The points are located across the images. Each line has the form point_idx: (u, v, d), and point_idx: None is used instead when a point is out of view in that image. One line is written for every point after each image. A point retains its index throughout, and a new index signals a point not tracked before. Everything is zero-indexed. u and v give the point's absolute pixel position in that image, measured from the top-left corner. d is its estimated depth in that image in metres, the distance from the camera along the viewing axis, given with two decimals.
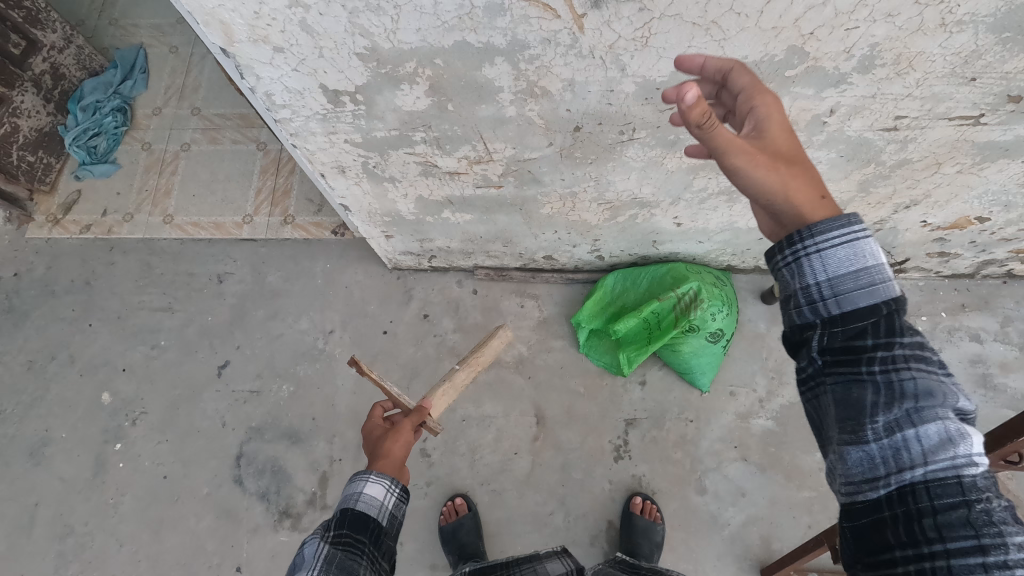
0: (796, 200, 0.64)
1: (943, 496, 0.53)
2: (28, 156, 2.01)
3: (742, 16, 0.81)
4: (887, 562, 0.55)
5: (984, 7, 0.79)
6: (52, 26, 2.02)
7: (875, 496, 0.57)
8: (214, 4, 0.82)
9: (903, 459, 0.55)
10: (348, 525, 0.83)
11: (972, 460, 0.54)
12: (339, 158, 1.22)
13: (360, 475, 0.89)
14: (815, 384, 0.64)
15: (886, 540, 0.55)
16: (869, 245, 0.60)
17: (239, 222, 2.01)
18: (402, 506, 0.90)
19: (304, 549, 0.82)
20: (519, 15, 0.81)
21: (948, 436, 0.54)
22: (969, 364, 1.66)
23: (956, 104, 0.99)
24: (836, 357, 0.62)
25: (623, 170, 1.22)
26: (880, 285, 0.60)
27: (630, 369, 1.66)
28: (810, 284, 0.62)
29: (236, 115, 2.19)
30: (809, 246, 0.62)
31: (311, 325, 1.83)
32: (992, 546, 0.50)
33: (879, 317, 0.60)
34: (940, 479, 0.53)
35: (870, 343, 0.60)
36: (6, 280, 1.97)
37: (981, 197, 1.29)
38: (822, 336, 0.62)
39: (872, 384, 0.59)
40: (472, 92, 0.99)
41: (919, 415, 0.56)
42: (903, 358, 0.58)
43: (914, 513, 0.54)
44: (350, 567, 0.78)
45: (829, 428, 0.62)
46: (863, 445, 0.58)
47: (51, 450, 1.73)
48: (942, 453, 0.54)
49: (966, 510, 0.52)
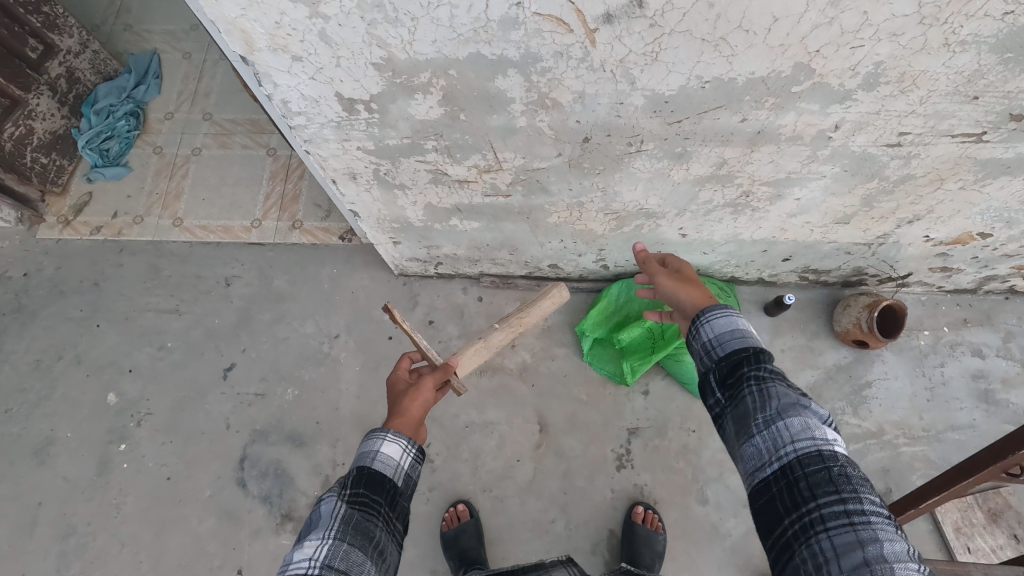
0: (690, 300, 1.03)
1: (811, 467, 0.72)
2: (41, 158, 2.04)
3: (750, 34, 0.83)
4: (783, 529, 0.72)
5: (986, 29, 0.81)
6: (68, 31, 2.05)
7: (765, 478, 0.76)
8: (236, 14, 0.84)
9: (781, 444, 0.76)
10: (364, 484, 0.85)
11: (828, 438, 0.75)
12: (350, 164, 1.24)
13: (378, 436, 0.91)
14: (717, 410, 0.86)
15: (779, 512, 0.73)
16: (737, 318, 0.92)
17: (247, 226, 2.03)
18: (417, 467, 0.93)
19: (320, 505, 0.83)
20: (533, 29, 0.84)
21: (809, 423, 0.76)
22: (971, 379, 1.67)
23: (959, 122, 1.01)
24: (725, 380, 0.85)
25: (630, 181, 1.24)
26: (746, 337, 0.88)
27: (633, 379, 1.67)
28: (703, 342, 0.92)
29: (247, 121, 2.22)
30: (701, 320, 0.94)
31: (317, 329, 1.84)
32: (849, 497, 0.69)
33: (751, 348, 0.85)
34: (808, 454, 0.73)
35: (746, 370, 0.83)
36: (16, 280, 1.99)
37: (984, 213, 1.30)
38: (714, 369, 0.87)
39: (752, 394, 0.80)
40: (484, 102, 1.01)
41: (787, 410, 0.77)
42: (770, 373, 0.82)
43: (793, 482, 0.73)
44: (367, 528, 0.81)
45: (731, 439, 0.82)
46: (753, 440, 0.78)
47: (55, 450, 1.74)
48: (806, 435, 0.75)
49: (827, 472, 0.71)
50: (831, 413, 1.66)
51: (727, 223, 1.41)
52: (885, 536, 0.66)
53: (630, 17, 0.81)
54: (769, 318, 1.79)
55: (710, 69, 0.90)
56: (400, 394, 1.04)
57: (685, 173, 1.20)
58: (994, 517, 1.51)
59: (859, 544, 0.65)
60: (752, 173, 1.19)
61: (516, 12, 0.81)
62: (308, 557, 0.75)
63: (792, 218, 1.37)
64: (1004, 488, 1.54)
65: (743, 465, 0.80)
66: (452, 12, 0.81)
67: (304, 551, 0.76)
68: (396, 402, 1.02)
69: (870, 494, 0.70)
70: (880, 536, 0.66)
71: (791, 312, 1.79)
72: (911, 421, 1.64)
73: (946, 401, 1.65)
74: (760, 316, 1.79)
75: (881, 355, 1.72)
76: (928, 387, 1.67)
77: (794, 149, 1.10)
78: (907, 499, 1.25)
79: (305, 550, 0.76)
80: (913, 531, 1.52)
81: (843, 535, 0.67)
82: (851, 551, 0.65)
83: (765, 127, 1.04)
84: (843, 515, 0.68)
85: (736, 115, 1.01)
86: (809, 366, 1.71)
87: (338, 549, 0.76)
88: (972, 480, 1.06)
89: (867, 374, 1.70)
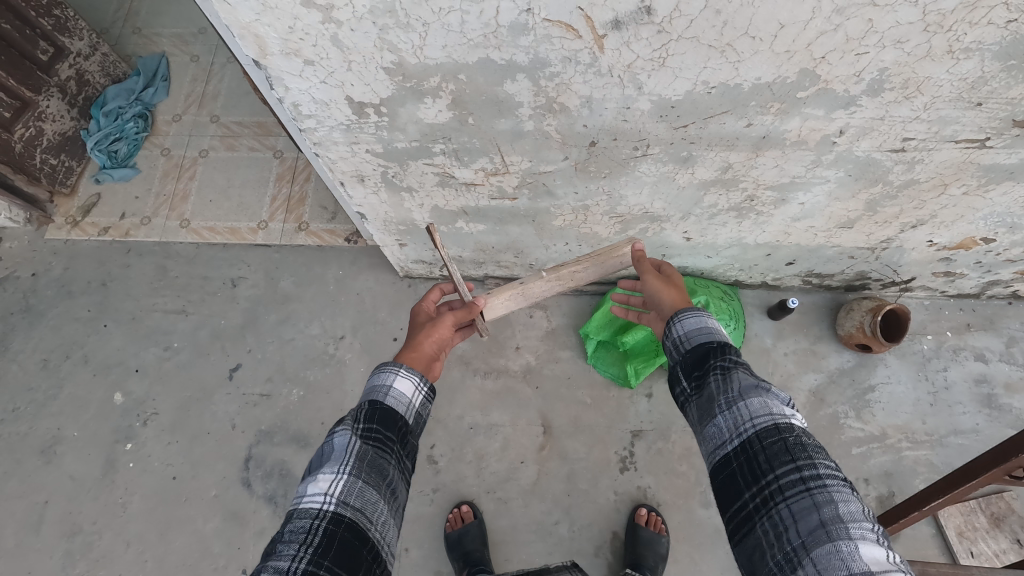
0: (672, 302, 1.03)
1: (768, 439, 0.74)
2: (50, 159, 2.06)
3: (756, 40, 0.84)
4: (744, 504, 0.74)
5: (989, 36, 0.82)
6: (78, 33, 2.07)
7: (727, 455, 0.78)
8: (250, 19, 0.86)
9: (740, 422, 0.78)
10: (378, 420, 0.86)
11: (786, 414, 0.77)
12: (359, 166, 1.25)
13: (391, 373, 0.92)
14: (684, 400, 0.88)
15: (739, 487, 0.75)
16: (708, 317, 0.94)
17: (254, 228, 2.05)
18: (427, 404, 0.95)
19: (333, 438, 0.85)
20: (542, 34, 0.85)
21: (767, 400, 0.78)
22: (974, 384, 1.68)
23: (963, 127, 1.01)
24: (691, 371, 0.88)
25: (635, 185, 1.25)
26: (713, 331, 0.91)
27: (636, 381, 1.70)
28: (672, 337, 0.94)
29: (254, 123, 2.24)
30: (674, 318, 0.96)
31: (322, 331, 1.85)
32: (804, 464, 0.71)
33: (717, 342, 0.88)
34: (765, 428, 0.75)
35: (710, 359, 0.86)
36: (25, 280, 2.00)
37: (987, 218, 1.31)
38: (682, 362, 0.90)
39: (715, 380, 0.83)
40: (492, 107, 1.02)
41: (747, 391, 0.79)
42: (734, 361, 0.84)
43: (752, 456, 0.75)
44: (381, 466, 0.83)
45: (696, 424, 0.85)
46: (714, 421, 0.80)
47: (62, 449, 1.75)
48: (764, 411, 0.77)
49: (784, 443, 0.74)
50: (834, 417, 1.66)
51: (731, 227, 1.42)
52: (840, 497, 0.68)
53: (639, 23, 0.82)
54: (773, 321, 1.79)
55: (717, 75, 0.91)
56: (420, 328, 1.08)
57: (690, 177, 1.21)
58: (998, 522, 1.52)
59: (815, 509, 0.68)
60: (756, 177, 1.20)
61: (526, 18, 0.82)
62: (324, 491, 0.78)
63: (796, 222, 1.38)
64: (1007, 493, 1.55)
65: (706, 446, 0.82)
66: (463, 18, 0.83)
67: (319, 485, 0.79)
68: (414, 335, 1.07)
69: (826, 460, 0.72)
70: (835, 498, 0.68)
71: (794, 315, 1.80)
72: (914, 425, 1.64)
73: (949, 406, 1.66)
74: (763, 319, 1.80)
75: (884, 360, 1.72)
76: (931, 391, 1.68)
77: (799, 154, 1.11)
78: (910, 502, 1.26)
79: (321, 485, 0.79)
80: (916, 535, 1.53)
81: (800, 502, 0.69)
82: (808, 516, 0.68)
83: (769, 132, 1.05)
84: (800, 482, 0.70)
85: (741, 120, 1.02)
86: (813, 370, 1.72)
87: (353, 487, 0.79)
88: (974, 483, 1.07)
89: (870, 378, 1.70)
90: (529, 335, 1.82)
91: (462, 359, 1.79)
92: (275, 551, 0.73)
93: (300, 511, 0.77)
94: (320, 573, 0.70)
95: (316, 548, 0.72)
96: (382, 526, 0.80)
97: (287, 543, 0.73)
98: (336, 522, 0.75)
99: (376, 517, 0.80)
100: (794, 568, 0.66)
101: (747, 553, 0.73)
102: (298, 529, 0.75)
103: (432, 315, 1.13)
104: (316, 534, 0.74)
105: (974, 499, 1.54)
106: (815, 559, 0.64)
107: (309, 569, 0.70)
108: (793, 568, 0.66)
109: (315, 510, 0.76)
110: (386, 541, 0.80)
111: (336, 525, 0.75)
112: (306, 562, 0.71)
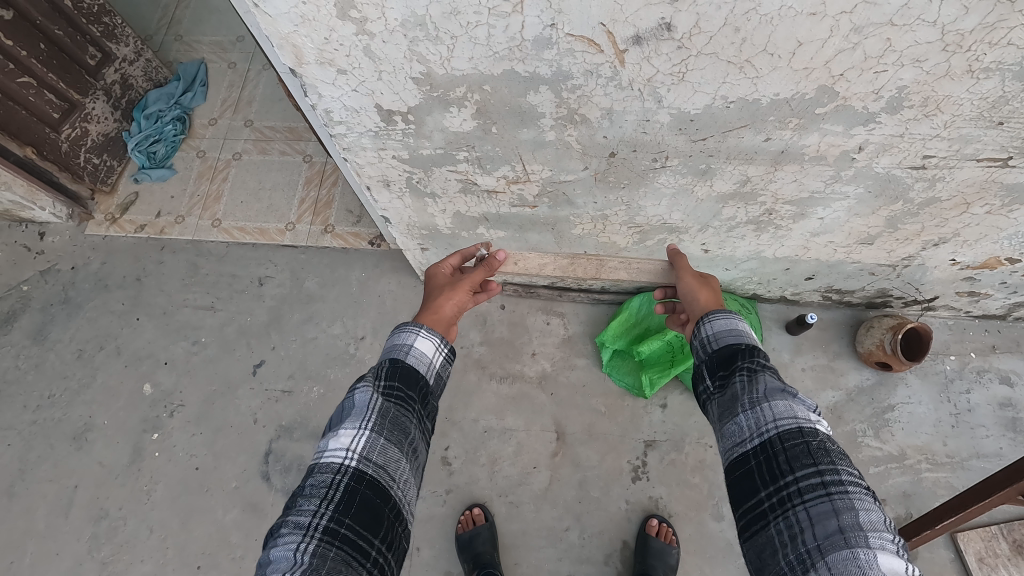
0: (701, 302, 1.11)
1: (790, 441, 0.75)
2: (93, 159, 2.17)
3: (774, 57, 0.86)
4: (759, 502, 0.75)
5: (1010, 56, 0.82)
6: (125, 40, 2.18)
7: (744, 453, 0.79)
8: (289, 30, 0.90)
9: (762, 422, 0.78)
10: (399, 378, 0.90)
11: (810, 418, 0.78)
12: (385, 172, 1.30)
13: (411, 334, 0.96)
14: (706, 398, 0.90)
15: (755, 485, 0.77)
16: (742, 324, 0.95)
17: (282, 229, 2.11)
18: (447, 366, 0.99)
19: (354, 394, 0.88)
20: (565, 48, 0.88)
21: (792, 404, 0.78)
22: (998, 407, 1.65)
23: (984, 146, 1.01)
24: (717, 370, 0.89)
25: (654, 197, 1.27)
26: (742, 334, 0.92)
27: (652, 391, 1.69)
28: (699, 338, 0.97)
29: (286, 128, 2.32)
30: (703, 318, 0.99)
31: (344, 331, 1.90)
32: (826, 469, 0.72)
33: (746, 343, 0.89)
34: (788, 431, 0.76)
35: (738, 359, 0.87)
36: (64, 272, 2.10)
37: (1013, 238, 1.30)
38: (708, 360, 0.91)
39: (740, 380, 0.84)
40: (517, 116, 1.06)
41: (773, 394, 0.79)
42: (761, 364, 0.85)
43: (772, 456, 0.76)
44: (403, 424, 0.86)
45: (714, 422, 0.86)
46: (736, 419, 0.81)
47: (93, 436, 1.82)
48: (788, 413, 0.77)
49: (806, 446, 0.74)
50: (852, 435, 1.65)
51: (750, 240, 1.43)
52: (862, 505, 0.69)
53: (659, 39, 0.85)
54: (791, 337, 1.79)
55: (736, 90, 0.93)
56: (439, 291, 1.14)
57: (709, 189, 1.22)
58: (1020, 549, 1.48)
59: (834, 514, 0.68)
60: (775, 191, 1.21)
61: (550, 32, 0.85)
62: (346, 446, 0.81)
63: (816, 237, 1.38)
64: None
65: (724, 442, 0.83)
66: (490, 31, 0.86)
67: (340, 440, 0.82)
68: (434, 298, 1.13)
69: (848, 466, 0.73)
70: (856, 506, 0.68)
71: (814, 332, 1.79)
72: (935, 447, 1.61)
73: (971, 428, 1.63)
74: (782, 334, 1.79)
75: (905, 379, 1.70)
76: (953, 413, 1.65)
77: (817, 169, 1.12)
78: (924, 520, 1.27)
79: (342, 440, 0.82)
80: (934, 558, 1.49)
81: (819, 507, 0.70)
82: (826, 521, 0.68)
83: (789, 146, 1.06)
84: (820, 486, 0.71)
85: (759, 134, 1.04)
86: (831, 387, 1.71)
87: (375, 443, 0.82)
88: (988, 501, 1.11)
89: (890, 397, 1.68)
90: (545, 341, 1.85)
91: (479, 362, 1.82)
92: (295, 505, 0.77)
93: (323, 465, 0.80)
94: (341, 530, 0.74)
95: (337, 505, 0.76)
96: (403, 484, 0.83)
97: (308, 497, 0.77)
98: (358, 479, 0.79)
99: (398, 475, 0.83)
100: (806, 570, 0.67)
101: (756, 550, 0.74)
102: (320, 483, 0.78)
103: (449, 279, 1.20)
104: (337, 490, 0.77)
105: (996, 525, 1.51)
106: (830, 564, 0.65)
107: (331, 526, 0.74)
108: (806, 569, 0.67)
109: (336, 465, 0.80)
110: (407, 499, 0.83)
111: (357, 481, 0.79)
112: (327, 519, 0.75)
